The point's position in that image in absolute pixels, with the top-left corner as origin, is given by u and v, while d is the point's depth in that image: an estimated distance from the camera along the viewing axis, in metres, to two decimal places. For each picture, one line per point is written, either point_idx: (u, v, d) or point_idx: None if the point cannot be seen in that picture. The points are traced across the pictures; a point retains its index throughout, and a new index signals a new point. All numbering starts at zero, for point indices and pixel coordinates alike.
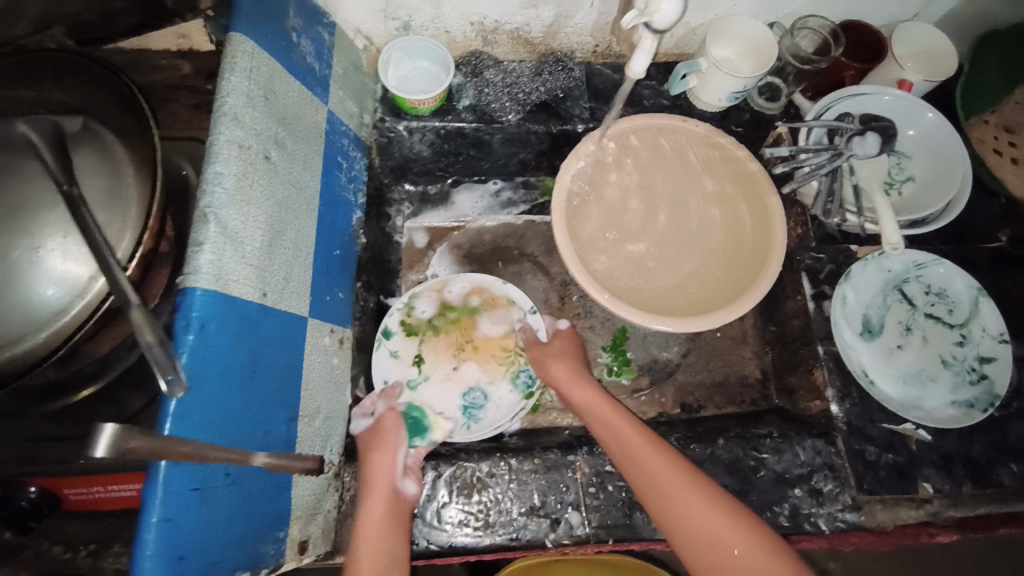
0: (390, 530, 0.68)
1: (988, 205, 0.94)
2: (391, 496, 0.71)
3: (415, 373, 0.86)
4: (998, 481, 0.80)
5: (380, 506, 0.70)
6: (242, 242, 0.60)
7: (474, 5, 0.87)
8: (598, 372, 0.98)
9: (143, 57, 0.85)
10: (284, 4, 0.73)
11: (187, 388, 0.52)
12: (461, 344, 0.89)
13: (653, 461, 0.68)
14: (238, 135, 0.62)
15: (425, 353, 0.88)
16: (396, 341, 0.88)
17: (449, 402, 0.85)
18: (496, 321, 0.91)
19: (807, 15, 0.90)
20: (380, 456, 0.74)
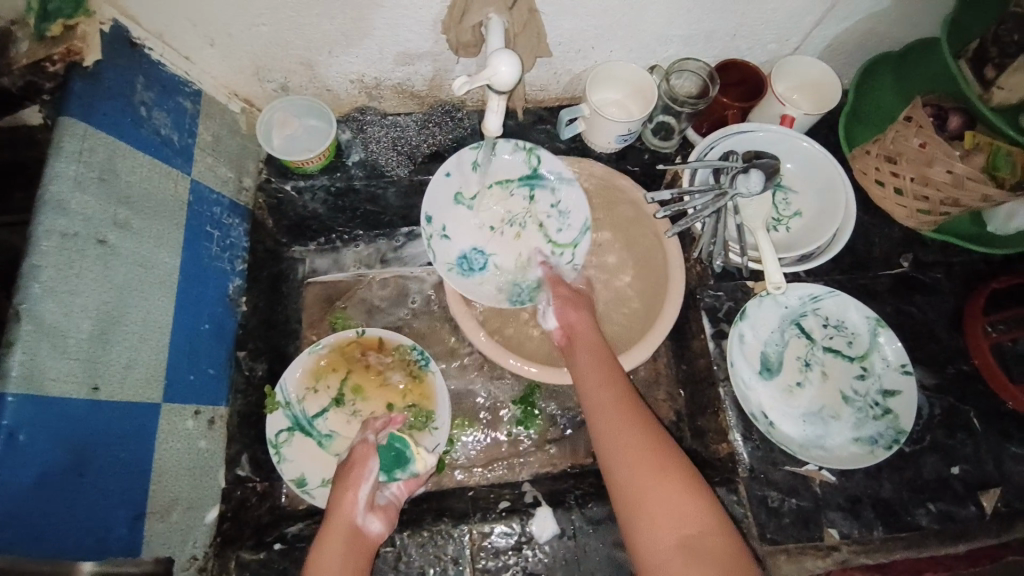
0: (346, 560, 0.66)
1: (887, 230, 0.93)
2: (350, 532, 0.69)
3: (468, 191, 0.90)
4: (914, 523, 0.77)
5: (340, 542, 0.68)
6: (65, 336, 0.57)
7: (350, 64, 0.86)
8: (507, 426, 0.94)
9: None
10: (130, 80, 0.71)
11: None
12: (512, 223, 0.92)
13: (617, 415, 0.73)
14: (63, 223, 0.60)
15: (495, 188, 0.92)
16: (486, 167, 0.90)
17: (450, 248, 0.89)
18: (546, 241, 0.93)
19: (686, 58, 0.92)
20: (350, 484, 0.73)
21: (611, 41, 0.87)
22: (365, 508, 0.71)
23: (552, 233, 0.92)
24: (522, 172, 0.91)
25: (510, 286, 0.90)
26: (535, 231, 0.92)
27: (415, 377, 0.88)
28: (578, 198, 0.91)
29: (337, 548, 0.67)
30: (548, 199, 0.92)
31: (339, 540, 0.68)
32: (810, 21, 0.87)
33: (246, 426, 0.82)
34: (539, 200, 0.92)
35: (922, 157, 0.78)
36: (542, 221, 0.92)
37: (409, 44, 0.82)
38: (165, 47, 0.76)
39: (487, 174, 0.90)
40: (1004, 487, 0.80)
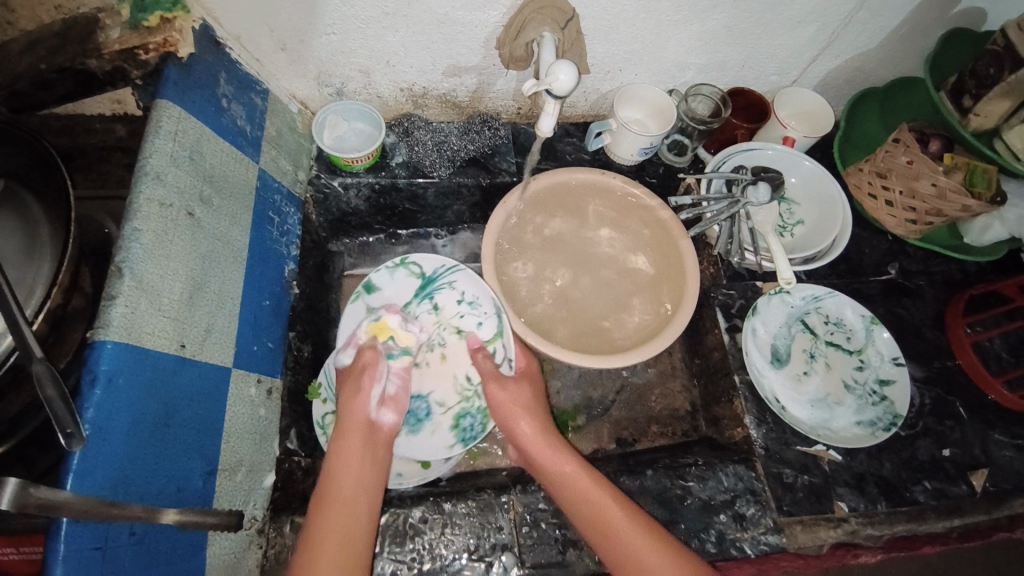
0: (357, 499, 0.72)
1: (876, 241, 1.04)
2: (364, 428, 0.80)
3: None
4: (912, 499, 0.85)
5: (358, 437, 0.79)
6: (159, 295, 0.63)
7: (402, 73, 0.94)
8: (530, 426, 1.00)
9: (76, 121, 0.88)
10: (214, 74, 0.78)
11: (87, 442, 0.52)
12: (433, 348, 0.94)
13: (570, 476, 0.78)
14: (160, 193, 0.65)
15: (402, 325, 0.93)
16: (375, 297, 0.94)
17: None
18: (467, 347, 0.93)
19: (700, 84, 1.03)
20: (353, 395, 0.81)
21: (636, 65, 0.98)
22: (374, 406, 0.82)
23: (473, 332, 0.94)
24: (416, 287, 0.95)
25: (459, 420, 0.91)
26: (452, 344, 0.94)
27: None
28: (475, 285, 0.94)
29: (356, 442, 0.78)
30: (454, 296, 0.95)
31: (349, 450, 0.77)
32: (808, 57, 1.00)
33: (294, 402, 0.86)
34: (444, 305, 0.95)
35: (909, 172, 0.89)
36: (458, 325, 0.94)
37: (460, 57, 0.91)
38: (242, 48, 0.84)
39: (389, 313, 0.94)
40: (988, 468, 0.89)
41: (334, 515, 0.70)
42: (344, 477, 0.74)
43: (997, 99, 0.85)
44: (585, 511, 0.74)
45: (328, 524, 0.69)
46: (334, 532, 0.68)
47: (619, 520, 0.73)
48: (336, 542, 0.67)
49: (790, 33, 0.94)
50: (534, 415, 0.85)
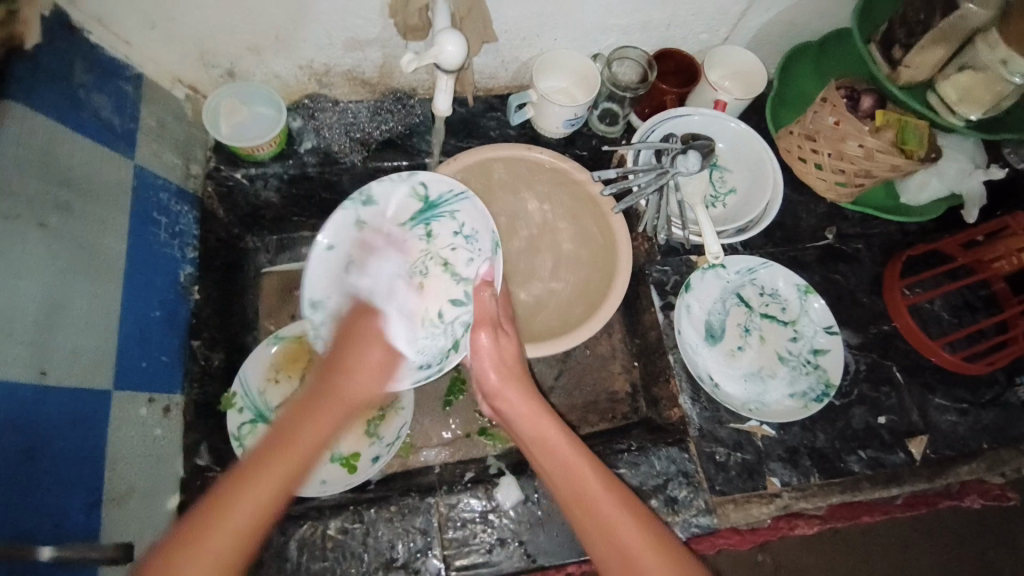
0: (293, 477, 0.58)
1: (814, 206, 1.00)
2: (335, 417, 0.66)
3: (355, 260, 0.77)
4: (846, 469, 0.85)
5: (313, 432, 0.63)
6: (10, 320, 0.57)
7: (298, 50, 0.86)
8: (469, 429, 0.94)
9: None
10: (69, 62, 0.69)
11: None
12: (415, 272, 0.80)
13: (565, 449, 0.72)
14: (3, 205, 0.58)
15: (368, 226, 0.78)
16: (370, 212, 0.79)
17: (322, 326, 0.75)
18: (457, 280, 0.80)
19: (625, 46, 0.96)
20: (360, 357, 0.70)
21: (554, 29, 0.91)
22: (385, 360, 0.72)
23: (461, 268, 0.80)
24: (414, 210, 0.81)
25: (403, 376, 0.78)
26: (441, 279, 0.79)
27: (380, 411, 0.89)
28: (478, 215, 0.81)
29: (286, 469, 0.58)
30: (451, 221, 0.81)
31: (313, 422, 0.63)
32: (737, 12, 0.94)
33: (201, 416, 0.81)
34: (438, 235, 0.81)
35: (837, 134, 0.85)
36: (448, 257, 0.81)
37: (358, 30, 0.83)
38: (104, 29, 0.74)
39: (347, 252, 0.77)
40: (926, 433, 0.89)
41: (312, 431, 0.63)
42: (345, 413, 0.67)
43: (929, 49, 0.80)
44: (575, 481, 0.69)
45: (315, 432, 0.63)
46: (232, 513, 0.54)
47: (612, 495, 0.68)
48: (275, 485, 0.57)
49: None
50: (524, 385, 0.76)
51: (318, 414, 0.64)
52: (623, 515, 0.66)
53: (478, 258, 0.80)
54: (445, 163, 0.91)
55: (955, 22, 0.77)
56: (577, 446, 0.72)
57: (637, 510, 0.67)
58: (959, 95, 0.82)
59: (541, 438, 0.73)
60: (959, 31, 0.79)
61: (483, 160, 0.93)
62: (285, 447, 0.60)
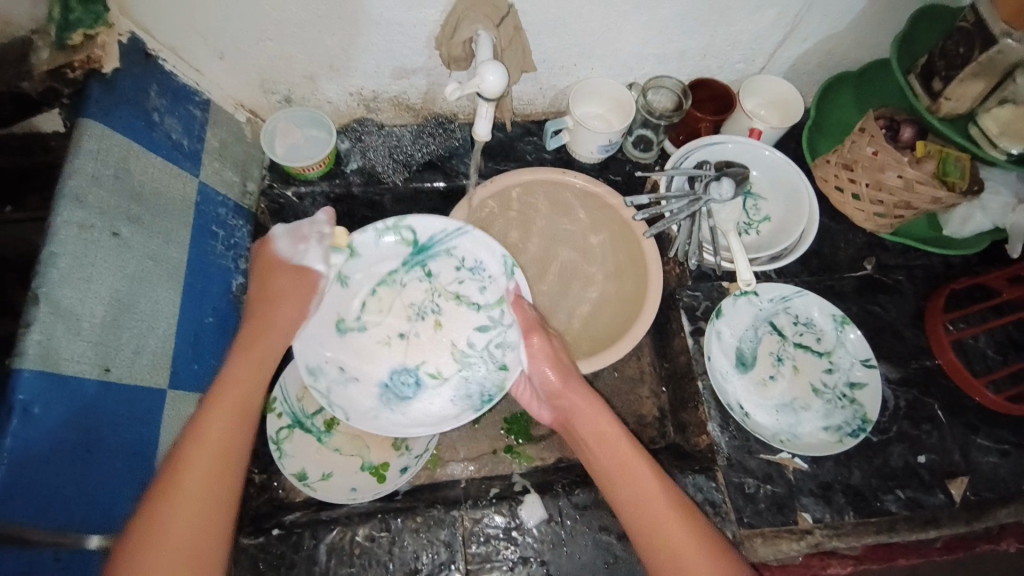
0: (222, 461, 0.64)
1: (852, 235, 0.98)
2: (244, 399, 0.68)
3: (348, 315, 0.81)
4: (883, 509, 0.82)
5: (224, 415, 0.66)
6: (78, 319, 0.63)
7: (349, 78, 0.91)
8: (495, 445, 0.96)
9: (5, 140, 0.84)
10: (144, 87, 0.77)
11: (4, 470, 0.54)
12: (420, 315, 0.84)
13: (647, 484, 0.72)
14: (80, 216, 0.65)
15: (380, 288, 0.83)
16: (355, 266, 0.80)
17: (361, 390, 0.80)
18: (475, 309, 0.84)
19: (660, 75, 0.99)
20: (276, 301, 0.74)
21: (591, 59, 0.94)
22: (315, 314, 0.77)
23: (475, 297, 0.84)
24: (404, 253, 0.83)
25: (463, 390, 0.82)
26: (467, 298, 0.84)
27: None
28: (478, 244, 0.82)
29: (209, 459, 0.63)
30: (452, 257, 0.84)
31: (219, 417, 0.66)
32: (774, 43, 0.95)
33: None
34: (438, 272, 0.84)
35: (875, 164, 0.85)
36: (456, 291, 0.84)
37: (405, 59, 0.88)
38: (178, 59, 0.82)
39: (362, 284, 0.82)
40: (970, 476, 0.85)
41: (226, 417, 0.66)
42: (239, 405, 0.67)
43: (969, 82, 0.79)
44: (644, 518, 0.70)
45: (209, 432, 0.64)
46: (182, 496, 0.61)
47: (685, 537, 0.68)
48: (213, 454, 0.64)
49: (750, 20, 0.89)
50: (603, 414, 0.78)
51: (226, 400, 0.67)
52: (668, 516, 0.69)
53: (490, 284, 0.83)
54: (481, 186, 0.94)
55: (994, 56, 0.76)
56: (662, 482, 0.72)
57: (697, 524, 0.69)
58: (1000, 128, 0.81)
59: (625, 470, 0.73)
60: (999, 66, 0.77)
61: (519, 183, 0.96)
62: (180, 459, 0.62)
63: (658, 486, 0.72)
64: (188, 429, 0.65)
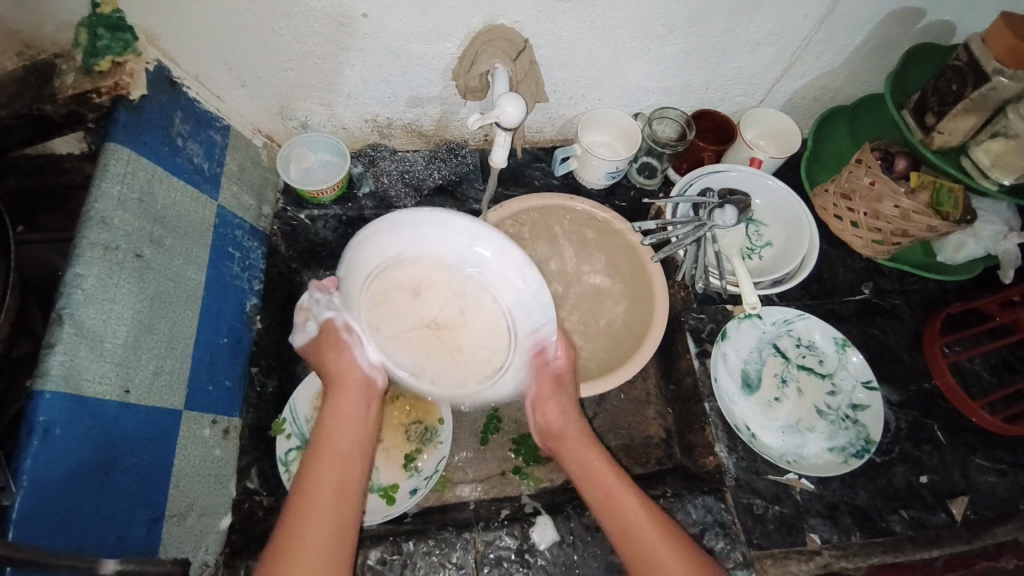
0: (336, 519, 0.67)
1: (850, 261, 1.02)
2: (345, 453, 0.72)
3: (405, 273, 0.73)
4: (888, 529, 0.83)
5: (332, 468, 0.70)
6: (101, 340, 0.64)
7: (365, 105, 0.94)
8: (505, 466, 0.96)
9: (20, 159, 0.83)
10: (169, 113, 0.79)
11: (24, 491, 0.54)
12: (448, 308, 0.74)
13: (640, 527, 0.70)
14: (105, 238, 0.67)
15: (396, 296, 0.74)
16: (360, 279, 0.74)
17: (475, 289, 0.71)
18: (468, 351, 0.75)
19: (665, 107, 1.03)
20: (344, 363, 0.76)
21: (599, 90, 0.98)
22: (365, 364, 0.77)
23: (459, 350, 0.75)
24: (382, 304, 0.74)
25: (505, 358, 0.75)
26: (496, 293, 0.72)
27: (420, 444, 0.93)
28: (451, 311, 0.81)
29: (323, 518, 0.66)
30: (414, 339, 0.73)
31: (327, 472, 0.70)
32: (773, 78, 0.99)
33: (255, 438, 0.86)
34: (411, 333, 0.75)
35: (873, 194, 0.89)
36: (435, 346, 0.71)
37: (421, 89, 0.91)
38: (201, 86, 0.84)
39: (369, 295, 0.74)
40: (971, 496, 0.87)
41: (333, 480, 0.69)
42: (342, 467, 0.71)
43: (962, 116, 0.84)
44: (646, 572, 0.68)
45: (323, 487, 0.68)
46: (304, 550, 0.63)
47: None
48: (326, 513, 0.66)
49: (751, 56, 0.94)
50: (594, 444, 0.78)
51: (330, 462, 0.70)
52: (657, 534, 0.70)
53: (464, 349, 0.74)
54: (492, 211, 0.96)
55: (987, 92, 0.80)
56: (662, 530, 0.70)
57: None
58: (991, 160, 0.85)
59: (614, 502, 0.73)
60: (991, 101, 0.81)
61: (530, 208, 0.99)
62: (297, 516, 0.66)
63: (656, 533, 0.70)
64: (297, 492, 0.68)
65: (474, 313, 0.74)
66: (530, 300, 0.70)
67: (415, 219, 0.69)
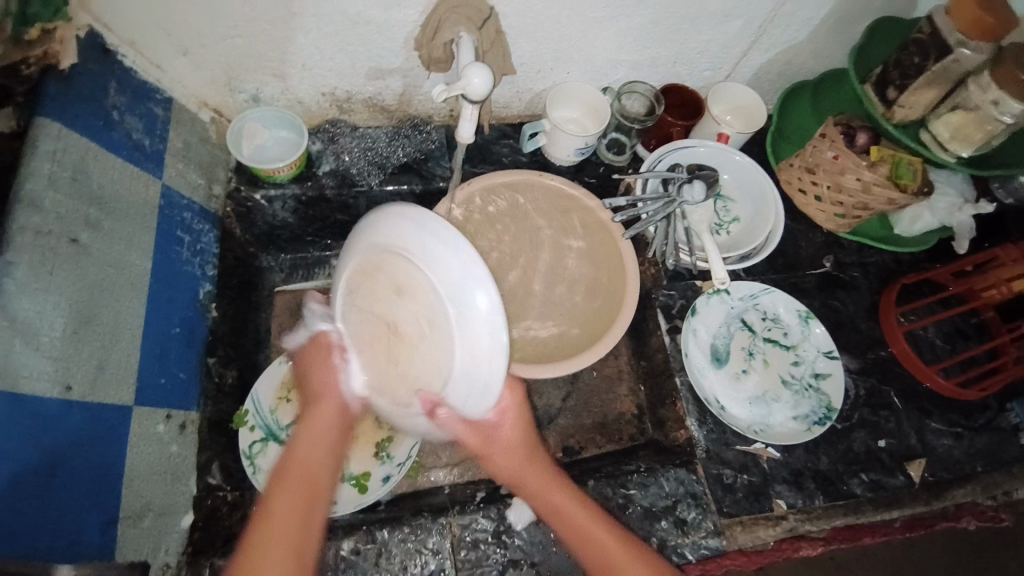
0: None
1: (812, 235, 1.04)
2: (299, 502, 0.63)
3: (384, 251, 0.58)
4: (849, 492, 0.87)
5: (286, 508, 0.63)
6: (36, 333, 0.58)
7: (321, 77, 0.89)
8: None
9: None
10: (102, 85, 0.72)
11: None
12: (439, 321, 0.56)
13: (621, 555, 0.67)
14: (36, 222, 0.61)
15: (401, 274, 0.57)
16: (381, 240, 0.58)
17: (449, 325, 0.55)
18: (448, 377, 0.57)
19: (634, 81, 1.01)
20: (321, 385, 0.69)
21: (566, 63, 0.96)
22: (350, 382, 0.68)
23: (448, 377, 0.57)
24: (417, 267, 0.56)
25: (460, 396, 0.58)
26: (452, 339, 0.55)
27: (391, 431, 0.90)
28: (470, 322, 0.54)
29: None
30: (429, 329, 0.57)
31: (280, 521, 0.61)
32: (738, 52, 0.99)
33: (216, 432, 0.83)
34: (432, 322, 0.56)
35: (835, 167, 0.91)
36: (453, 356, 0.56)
37: (381, 60, 0.86)
38: (137, 55, 0.77)
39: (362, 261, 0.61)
40: (926, 457, 0.91)
41: (294, 500, 0.63)
42: (307, 477, 0.65)
43: (924, 89, 0.86)
44: None
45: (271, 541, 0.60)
46: None
47: None
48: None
49: (718, 29, 0.93)
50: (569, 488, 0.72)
51: (277, 505, 0.62)
52: (618, 547, 0.67)
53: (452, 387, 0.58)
54: (461, 188, 0.94)
55: (949, 64, 0.82)
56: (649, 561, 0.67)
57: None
58: (950, 133, 0.88)
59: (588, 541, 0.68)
60: (952, 73, 0.84)
61: (498, 186, 0.96)
62: None
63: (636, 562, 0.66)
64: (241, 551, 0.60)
65: (432, 358, 0.58)
66: (466, 375, 0.56)
67: (424, 223, 0.54)
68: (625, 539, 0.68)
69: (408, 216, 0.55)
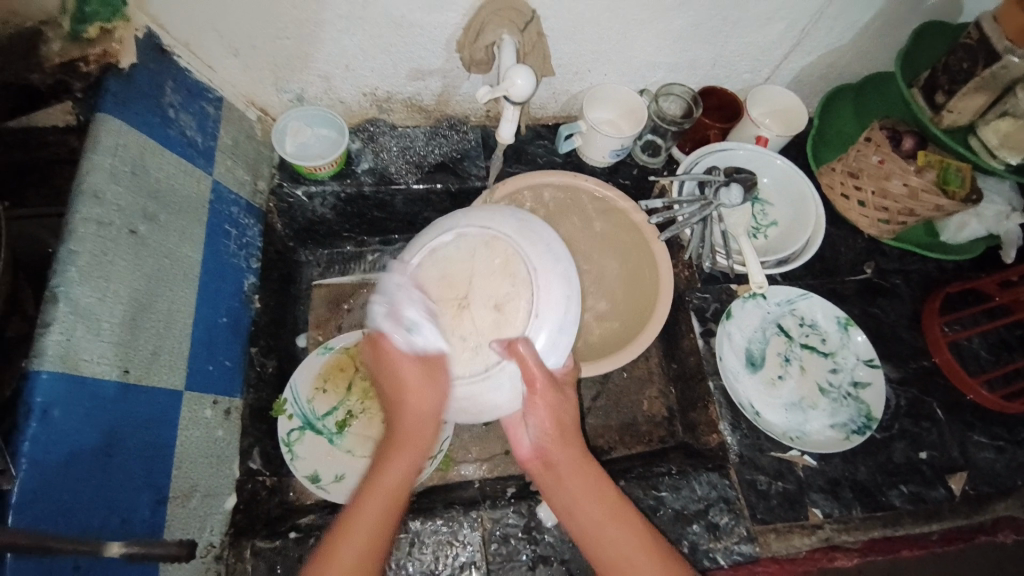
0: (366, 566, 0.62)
1: (852, 240, 1.02)
2: (390, 499, 0.65)
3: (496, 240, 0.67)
4: (888, 504, 0.85)
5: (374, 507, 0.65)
6: (98, 319, 0.61)
7: (364, 78, 0.91)
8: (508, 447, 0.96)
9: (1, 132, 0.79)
10: (160, 83, 0.76)
11: (26, 475, 0.53)
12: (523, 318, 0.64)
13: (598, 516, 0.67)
14: (98, 213, 0.64)
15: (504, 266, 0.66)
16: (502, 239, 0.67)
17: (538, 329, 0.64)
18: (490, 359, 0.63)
19: (671, 83, 1.01)
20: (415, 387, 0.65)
21: (604, 64, 0.96)
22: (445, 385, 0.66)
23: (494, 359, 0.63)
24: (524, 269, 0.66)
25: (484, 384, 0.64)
26: (545, 280, 0.65)
27: None
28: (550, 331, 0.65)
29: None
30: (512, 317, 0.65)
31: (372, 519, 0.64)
32: (780, 54, 0.98)
33: (256, 420, 0.85)
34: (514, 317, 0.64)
35: (880, 171, 0.88)
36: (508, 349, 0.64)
37: (422, 61, 0.88)
38: (192, 55, 0.81)
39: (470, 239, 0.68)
40: (969, 471, 0.89)
41: (383, 506, 0.64)
42: (392, 490, 0.65)
43: (972, 95, 0.83)
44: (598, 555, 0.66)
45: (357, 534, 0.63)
46: None
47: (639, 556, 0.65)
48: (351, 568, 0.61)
49: (759, 31, 0.92)
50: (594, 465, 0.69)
51: (363, 505, 0.64)
52: (600, 510, 0.68)
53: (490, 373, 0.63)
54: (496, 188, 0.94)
55: (998, 71, 0.79)
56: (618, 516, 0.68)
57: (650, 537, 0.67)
58: (999, 140, 0.85)
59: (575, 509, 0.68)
60: (1000, 81, 0.81)
61: (532, 185, 0.96)
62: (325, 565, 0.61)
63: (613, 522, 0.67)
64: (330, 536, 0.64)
65: (518, 299, 0.65)
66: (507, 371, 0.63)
67: (555, 249, 0.68)
68: (614, 504, 0.69)
69: (543, 233, 0.69)
